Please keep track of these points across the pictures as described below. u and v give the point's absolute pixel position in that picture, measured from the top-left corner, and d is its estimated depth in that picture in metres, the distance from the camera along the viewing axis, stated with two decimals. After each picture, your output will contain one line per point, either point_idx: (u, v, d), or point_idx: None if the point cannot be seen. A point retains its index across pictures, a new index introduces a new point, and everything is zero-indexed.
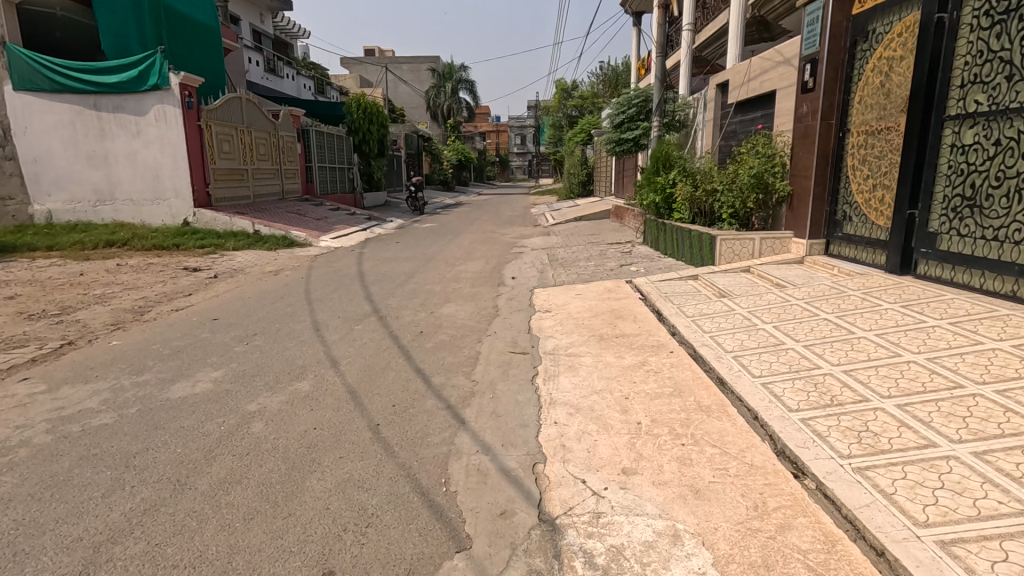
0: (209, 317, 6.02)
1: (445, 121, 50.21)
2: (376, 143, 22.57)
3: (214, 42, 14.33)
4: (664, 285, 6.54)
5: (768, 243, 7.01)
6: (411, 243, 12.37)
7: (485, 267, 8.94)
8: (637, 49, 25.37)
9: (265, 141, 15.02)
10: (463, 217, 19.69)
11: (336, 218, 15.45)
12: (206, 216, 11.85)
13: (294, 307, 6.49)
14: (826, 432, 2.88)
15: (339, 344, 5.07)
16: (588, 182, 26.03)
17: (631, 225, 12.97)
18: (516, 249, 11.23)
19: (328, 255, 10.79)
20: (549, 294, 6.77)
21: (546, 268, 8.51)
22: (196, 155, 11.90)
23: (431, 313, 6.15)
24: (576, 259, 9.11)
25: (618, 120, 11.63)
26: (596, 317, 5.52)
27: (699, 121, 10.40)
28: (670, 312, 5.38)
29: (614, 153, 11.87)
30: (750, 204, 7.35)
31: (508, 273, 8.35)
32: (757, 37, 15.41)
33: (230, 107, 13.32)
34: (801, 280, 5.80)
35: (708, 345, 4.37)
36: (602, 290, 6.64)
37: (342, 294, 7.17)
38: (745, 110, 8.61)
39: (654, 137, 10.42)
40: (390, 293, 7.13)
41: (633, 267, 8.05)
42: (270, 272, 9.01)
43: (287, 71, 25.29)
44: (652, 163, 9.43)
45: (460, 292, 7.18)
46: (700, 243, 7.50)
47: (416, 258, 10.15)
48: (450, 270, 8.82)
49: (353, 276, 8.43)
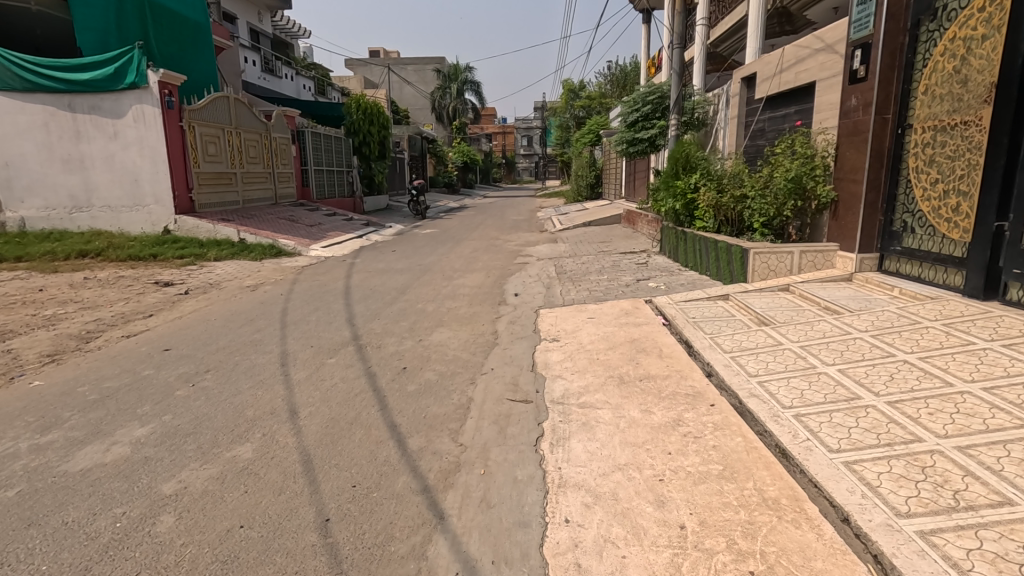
0: (160, 347, 5.19)
1: (451, 123, 49.48)
2: (377, 145, 21.80)
3: (204, 40, 13.61)
4: (690, 308, 5.66)
5: (809, 257, 6.09)
6: (408, 252, 11.52)
7: (485, 281, 8.05)
8: (646, 46, 24.44)
9: (256, 142, 14.24)
10: (466, 221, 18.86)
11: (332, 223, 14.63)
12: (188, 224, 11.13)
13: (262, 332, 5.63)
14: (966, 563, 1.93)
15: (302, 386, 4.20)
16: (597, 185, 25.05)
17: (645, 232, 12.06)
18: (521, 258, 10.35)
19: (317, 266, 9.95)
20: (556, 317, 5.88)
21: (553, 283, 7.61)
22: (177, 158, 11.13)
23: (419, 342, 5.27)
24: (586, 271, 8.22)
25: (631, 118, 10.68)
26: (613, 350, 4.62)
27: (722, 119, 9.47)
28: (702, 346, 4.47)
29: (626, 154, 10.92)
30: (786, 212, 6.42)
31: (512, 288, 7.47)
32: (778, 30, 14.43)
33: (217, 106, 12.56)
34: (857, 304, 4.90)
35: (758, 396, 3.44)
36: (618, 313, 5.75)
37: (321, 316, 6.32)
38: (777, 105, 7.68)
39: (672, 137, 9.48)
40: (375, 315, 6.27)
41: (652, 283, 7.15)
42: (248, 287, 8.16)
43: (286, 71, 24.62)
44: (671, 165, 8.50)
45: (456, 313, 6.30)
46: (728, 255, 6.61)
47: (411, 270, 9.29)
48: (447, 285, 7.94)
49: (338, 293, 7.57)
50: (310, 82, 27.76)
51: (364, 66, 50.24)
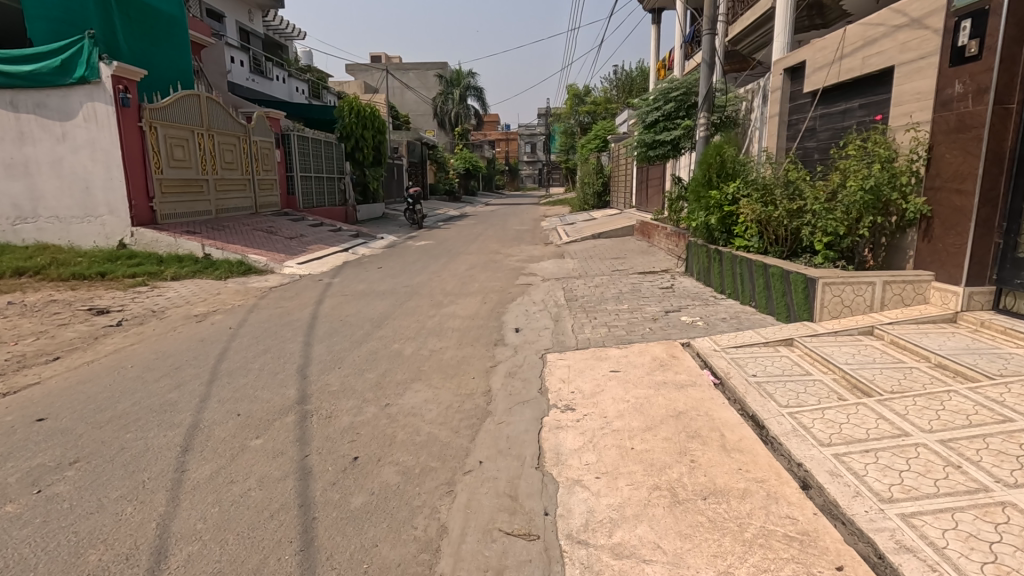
0: (33, 415, 3.83)
1: (452, 129, 48.33)
2: (372, 150, 20.59)
3: (180, 35, 12.39)
4: (749, 360, 4.27)
5: (894, 289, 4.74)
6: (395, 269, 10.19)
7: (481, 310, 6.72)
8: (656, 47, 23.26)
9: (233, 146, 12.98)
10: (464, 232, 17.53)
11: (317, 235, 13.35)
12: (147, 236, 9.82)
13: (181, 390, 4.26)
14: None
15: (197, 495, 2.83)
16: (604, 193, 23.70)
17: (663, 246, 10.74)
18: (524, 277, 9.01)
19: (288, 287, 8.62)
20: (569, 368, 4.51)
21: (562, 315, 6.26)
22: (135, 163, 9.86)
23: (385, 408, 3.90)
24: (602, 298, 6.88)
25: (650, 118, 9.24)
26: (653, 432, 3.25)
27: (758, 118, 8.19)
28: (783, 431, 3.09)
29: (644, 159, 9.51)
30: (859, 230, 5.07)
31: (512, 322, 6.12)
32: (807, 24, 13.14)
33: (186, 105, 11.30)
34: (990, 363, 3.55)
35: (918, 553, 2.06)
36: (651, 364, 4.38)
37: (269, 361, 4.96)
38: (834, 99, 6.36)
39: (700, 139, 8.12)
40: (337, 362, 4.91)
41: (685, 317, 5.80)
42: (196, 316, 6.80)
43: (276, 72, 23.44)
44: (702, 171, 7.14)
45: (440, 360, 4.94)
46: (783, 283, 5.24)
47: (395, 293, 7.93)
48: (434, 315, 6.56)
49: (301, 325, 6.21)
50: (303, 83, 26.58)
51: (364, 70, 49.10)
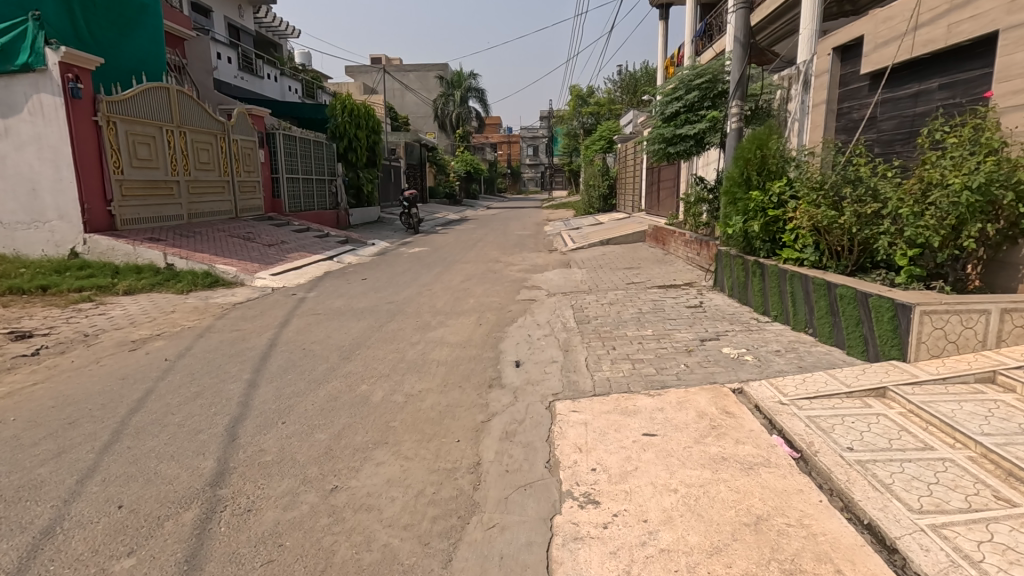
0: None
1: (453, 131, 47.23)
2: (365, 151, 19.49)
3: (153, 26, 11.40)
4: (833, 420, 3.14)
5: (1016, 320, 3.61)
6: (381, 281, 9.07)
7: (474, 338, 5.57)
8: (664, 44, 22.15)
9: (209, 144, 11.91)
10: (462, 238, 16.39)
11: (301, 241, 12.26)
12: (101, 244, 8.72)
13: (59, 463, 3.11)
14: None
15: None
16: (610, 196, 22.55)
17: (682, 255, 9.61)
18: (526, 292, 7.87)
19: (255, 303, 7.50)
20: (586, 429, 3.37)
21: (574, 344, 5.12)
22: (90, 161, 8.80)
23: (329, 497, 2.76)
24: (621, 320, 5.74)
25: (669, 110, 8.06)
26: (725, 561, 2.11)
27: (797, 108, 7.06)
28: (939, 570, 1.95)
29: (663, 157, 8.36)
30: (959, 241, 3.93)
31: (511, 353, 5.00)
32: (836, 11, 11.98)
33: (153, 98, 10.25)
34: None
35: None
36: (697, 424, 3.25)
37: (196, 411, 3.82)
38: (903, 80, 5.24)
39: (731, 132, 6.97)
40: (284, 414, 3.77)
41: (727, 349, 4.66)
42: (133, 342, 5.66)
43: (268, 71, 22.42)
44: (738, 168, 6.00)
45: (417, 411, 3.80)
46: (858, 309, 4.11)
47: (375, 313, 6.79)
48: (418, 343, 5.43)
49: (253, 356, 5.08)
50: (297, 83, 25.56)
51: (362, 71, 48.10)
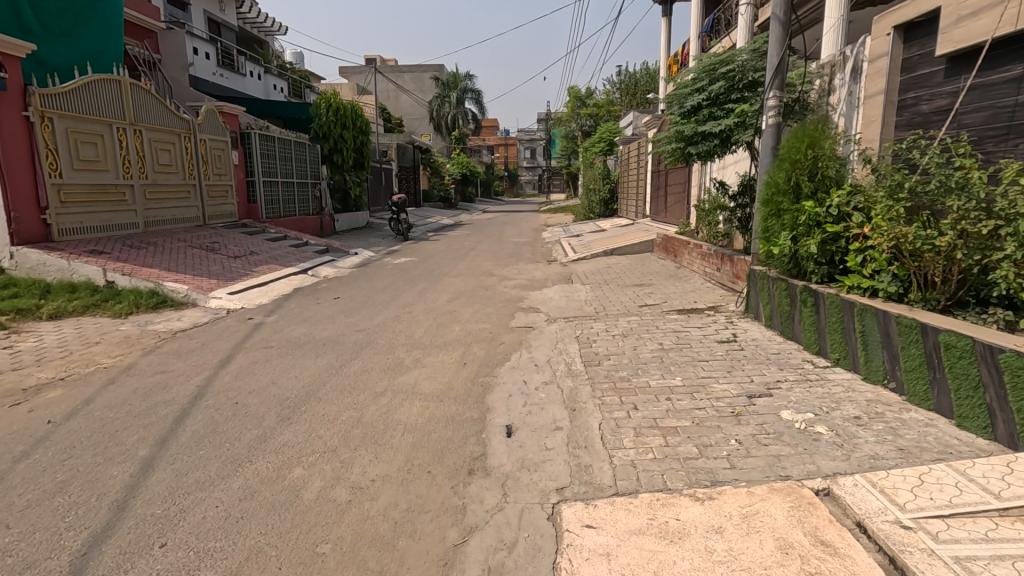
0: None
1: (449, 133, 46.11)
2: (352, 152, 18.34)
3: (112, 12, 10.24)
4: (999, 568, 2.01)
5: None
6: (356, 300, 7.92)
7: (456, 386, 4.42)
8: (667, 42, 21.14)
9: (172, 145, 10.76)
10: (453, 246, 15.24)
11: (275, 252, 11.13)
12: (30, 258, 7.53)
13: None
14: None
15: None
16: (612, 200, 21.45)
17: (698, 270, 8.51)
18: (521, 316, 6.72)
19: (200, 331, 6.32)
20: (612, 568, 2.22)
21: (581, 400, 3.97)
22: (18, 163, 7.65)
23: None
24: (639, 362, 4.60)
25: (689, 103, 6.93)
26: None
27: (843, 101, 5.98)
28: None
29: (681, 158, 7.21)
30: None
31: (501, 414, 3.84)
32: None
33: (101, 91, 9.11)
34: None
35: None
36: (784, 570, 2.11)
37: (42, 522, 2.63)
38: (999, 61, 4.15)
39: (767, 129, 5.83)
40: (168, 528, 2.60)
41: (788, 412, 3.51)
42: (25, 389, 4.47)
43: (249, 68, 21.25)
44: (784, 172, 4.86)
45: (362, 522, 2.63)
46: (978, 367, 3.00)
47: (340, 346, 5.63)
48: (384, 395, 4.26)
49: (167, 415, 3.90)
50: (283, 81, 24.41)
51: (356, 71, 46.98)
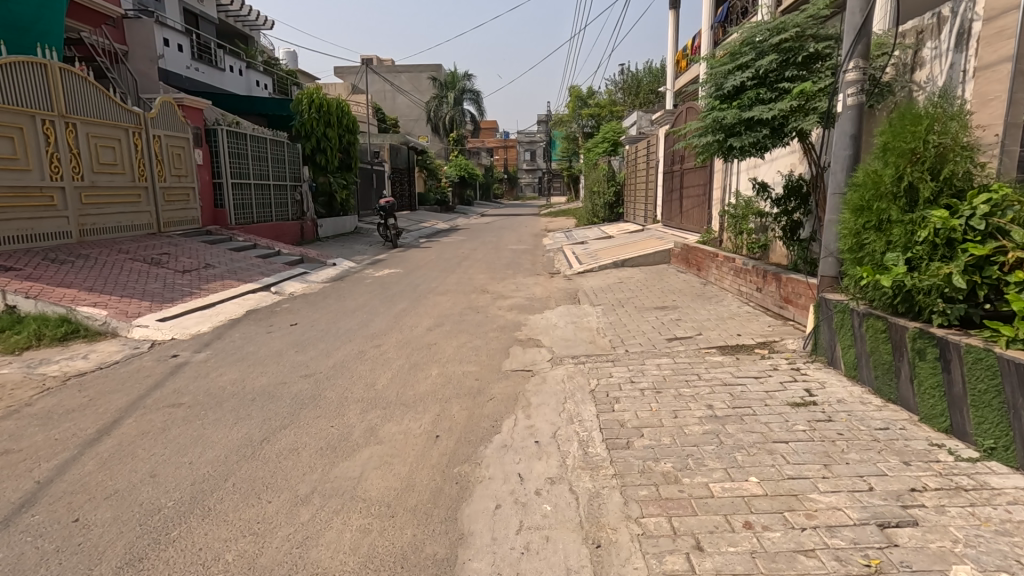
0: None
1: (446, 134, 44.76)
2: (337, 152, 16.89)
3: None
4: None
5: None
6: (315, 327, 6.46)
7: (417, 485, 2.97)
8: (675, 36, 19.69)
9: (116, 140, 9.35)
10: (445, 255, 13.77)
11: (237, 263, 9.69)
12: None
13: None
14: None
15: None
16: (617, 204, 19.97)
17: (731, 287, 7.07)
18: (518, 353, 5.27)
19: (102, 376, 4.87)
20: None
21: (606, 523, 2.52)
22: None
23: None
24: (686, 444, 3.16)
25: (729, 85, 5.55)
26: None
27: (940, 75, 4.54)
28: None
29: (720, 153, 5.81)
30: None
31: (481, 554, 2.39)
32: None
33: (22, 77, 7.72)
34: None
35: None
36: None
37: None
38: None
39: (843, 112, 4.37)
40: None
41: (962, 568, 2.07)
42: None
43: (228, 62, 19.85)
44: (891, 169, 3.44)
45: None
46: None
47: (273, 403, 4.18)
48: (306, 504, 2.80)
49: None
50: (267, 77, 23.03)
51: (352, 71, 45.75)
